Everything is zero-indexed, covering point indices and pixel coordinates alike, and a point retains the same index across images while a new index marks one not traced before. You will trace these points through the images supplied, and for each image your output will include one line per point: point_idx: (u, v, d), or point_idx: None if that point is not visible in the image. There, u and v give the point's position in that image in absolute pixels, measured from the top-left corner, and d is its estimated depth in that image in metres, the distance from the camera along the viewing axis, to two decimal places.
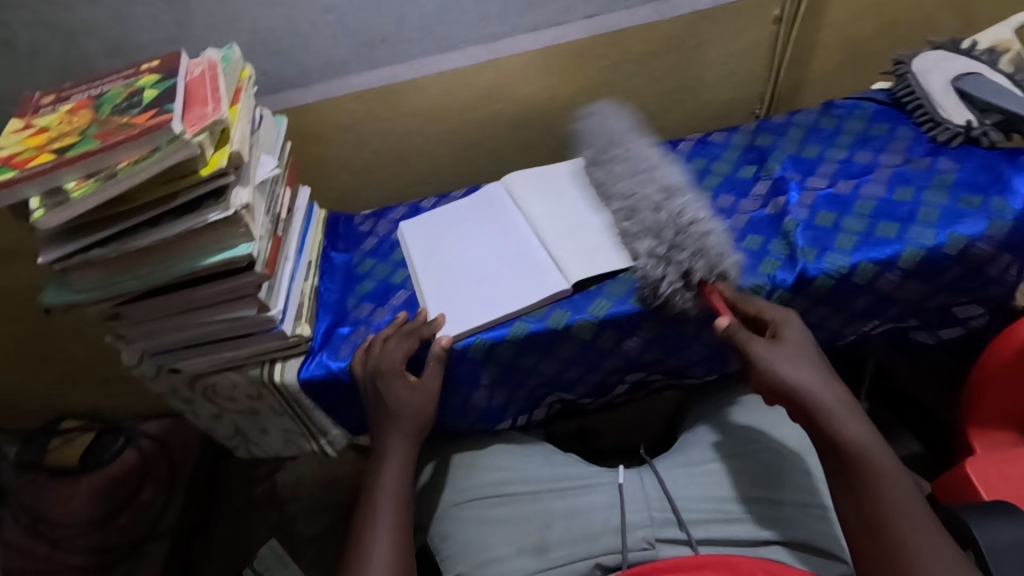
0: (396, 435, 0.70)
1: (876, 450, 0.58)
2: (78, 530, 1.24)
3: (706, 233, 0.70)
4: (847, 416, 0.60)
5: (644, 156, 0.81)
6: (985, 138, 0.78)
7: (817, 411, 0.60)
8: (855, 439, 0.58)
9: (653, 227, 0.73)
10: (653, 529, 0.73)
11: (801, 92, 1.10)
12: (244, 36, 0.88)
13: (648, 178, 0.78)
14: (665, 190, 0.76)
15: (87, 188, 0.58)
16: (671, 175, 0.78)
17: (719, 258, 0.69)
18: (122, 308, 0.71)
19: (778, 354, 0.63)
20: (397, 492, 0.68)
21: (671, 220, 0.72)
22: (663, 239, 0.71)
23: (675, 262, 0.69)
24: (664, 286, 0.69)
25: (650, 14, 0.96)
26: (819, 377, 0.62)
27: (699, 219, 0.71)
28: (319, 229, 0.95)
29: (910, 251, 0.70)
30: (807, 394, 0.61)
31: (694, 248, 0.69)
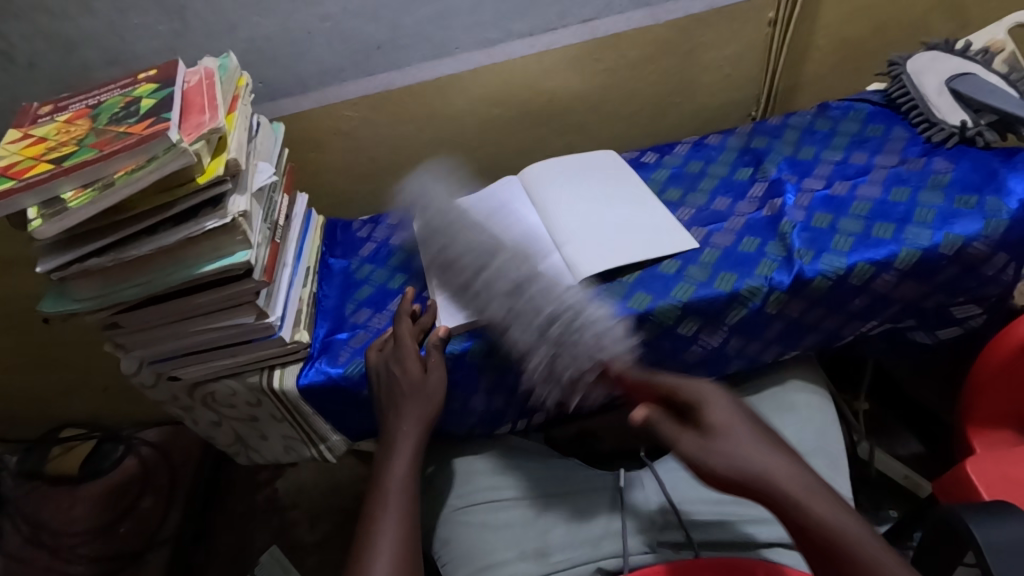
0: (405, 421, 0.70)
1: (850, 526, 0.50)
2: (79, 539, 1.23)
3: (577, 328, 0.68)
4: (808, 501, 0.51)
5: (473, 246, 0.77)
6: (980, 138, 0.78)
7: (778, 503, 0.52)
8: (826, 526, 0.50)
9: (528, 338, 0.70)
10: (654, 532, 0.73)
11: (797, 94, 1.10)
12: (241, 44, 0.89)
13: (490, 271, 0.74)
14: (515, 286, 0.71)
15: (83, 198, 0.58)
16: (503, 271, 0.73)
17: (596, 351, 0.67)
18: (121, 316, 0.71)
19: (715, 445, 0.54)
20: (407, 480, 0.67)
21: (537, 324, 0.69)
22: (546, 350, 0.69)
23: (562, 375, 0.68)
24: (571, 396, 0.72)
25: (645, 18, 0.97)
26: (765, 460, 0.53)
27: (561, 315, 0.68)
28: (318, 235, 0.95)
29: (907, 251, 0.71)
30: (760, 487, 0.52)
31: (563, 356, 0.68)
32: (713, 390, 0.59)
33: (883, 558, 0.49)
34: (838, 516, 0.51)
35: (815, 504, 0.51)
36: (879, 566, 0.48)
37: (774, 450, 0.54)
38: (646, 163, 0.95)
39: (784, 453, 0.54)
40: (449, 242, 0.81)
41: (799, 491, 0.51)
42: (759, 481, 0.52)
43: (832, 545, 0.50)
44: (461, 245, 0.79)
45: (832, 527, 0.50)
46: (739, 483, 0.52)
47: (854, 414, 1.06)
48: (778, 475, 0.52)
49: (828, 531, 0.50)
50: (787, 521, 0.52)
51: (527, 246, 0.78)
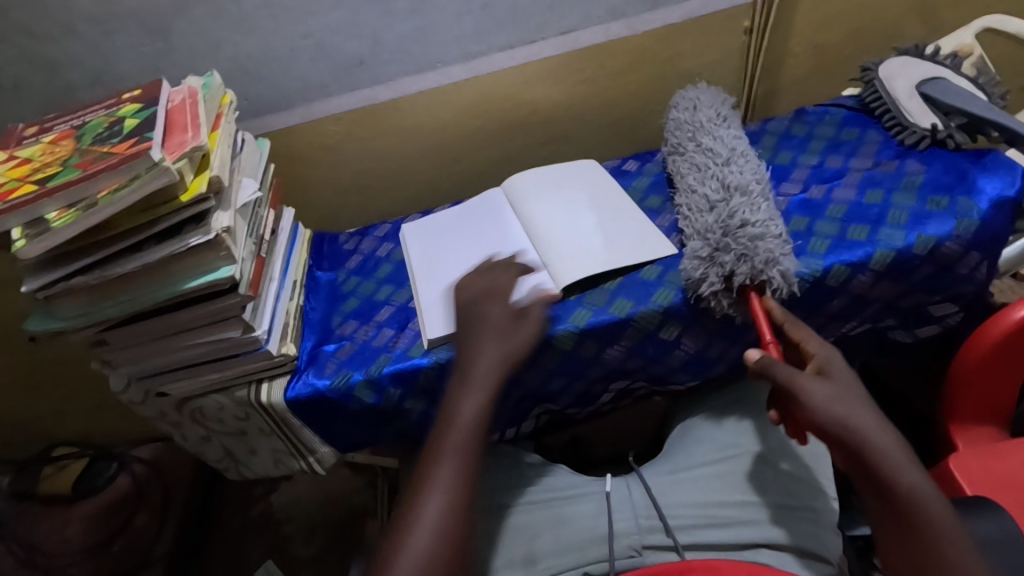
0: (494, 353, 0.67)
1: (931, 500, 0.58)
2: (74, 558, 1.22)
3: (763, 240, 0.70)
4: (901, 464, 0.59)
5: (710, 155, 0.82)
6: (950, 140, 0.79)
7: (871, 460, 0.59)
8: (910, 489, 0.58)
9: (706, 226, 0.74)
10: (640, 535, 0.73)
11: (775, 100, 1.12)
12: (225, 62, 0.90)
13: (715, 170, 0.80)
14: (731, 187, 0.76)
15: (67, 218, 0.59)
16: (738, 185, 0.76)
17: (767, 269, 0.69)
18: (107, 333, 0.72)
19: (836, 403, 0.60)
20: (477, 422, 0.64)
21: (730, 217, 0.73)
22: (709, 241, 0.72)
23: (719, 265, 0.70)
24: (703, 284, 0.71)
25: (623, 29, 0.98)
26: (878, 430, 0.60)
27: (758, 224, 0.71)
28: (304, 249, 0.96)
29: (881, 252, 0.72)
30: (859, 444, 0.59)
31: (740, 252, 0.69)
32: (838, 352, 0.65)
33: (947, 522, 0.58)
34: (919, 486, 0.58)
35: (904, 472, 0.58)
36: (945, 530, 0.58)
37: (876, 416, 0.61)
38: (627, 172, 0.97)
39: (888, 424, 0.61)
40: (696, 136, 0.86)
41: (897, 457, 0.59)
42: (862, 441, 0.59)
43: (912, 505, 0.58)
44: (702, 148, 0.84)
45: (916, 491, 0.58)
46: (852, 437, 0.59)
47: None
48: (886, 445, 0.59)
49: (913, 493, 0.58)
50: (877, 475, 0.59)
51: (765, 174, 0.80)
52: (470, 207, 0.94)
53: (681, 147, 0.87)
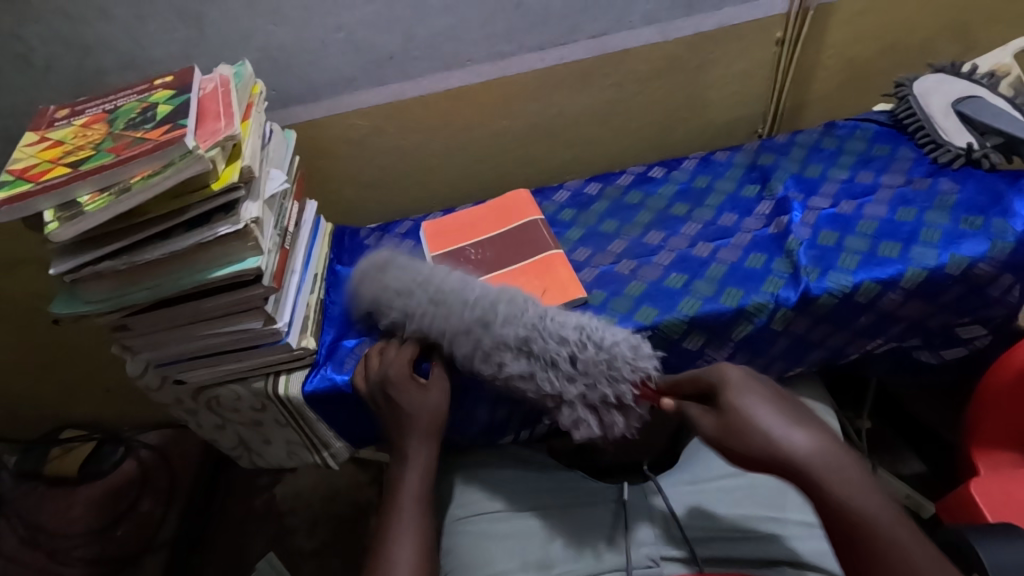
0: (415, 440, 0.70)
1: (878, 510, 0.53)
2: (76, 541, 1.22)
3: (608, 346, 0.64)
4: (840, 478, 0.54)
5: (460, 312, 0.69)
6: (985, 160, 0.79)
7: (802, 475, 0.54)
8: (843, 504, 0.53)
9: (559, 373, 0.65)
10: (658, 546, 0.72)
11: (804, 112, 1.12)
12: (255, 52, 0.90)
13: (486, 337, 0.67)
14: (524, 339, 0.66)
15: (100, 202, 0.59)
16: (509, 317, 0.68)
17: (636, 367, 0.64)
18: (130, 318, 0.71)
19: (738, 421, 0.57)
20: (421, 494, 0.68)
21: (557, 364, 0.65)
22: (581, 382, 0.64)
23: (604, 408, 0.64)
24: (611, 430, 0.64)
25: (654, 34, 0.97)
26: (798, 433, 0.56)
27: (578, 332, 0.66)
28: (326, 242, 0.95)
29: (913, 271, 0.71)
30: (785, 461, 0.55)
31: (607, 374, 0.64)
32: (737, 372, 0.61)
33: (900, 532, 0.52)
34: (857, 499, 0.53)
35: (835, 483, 0.53)
36: (900, 546, 0.51)
37: (803, 423, 0.57)
38: (653, 178, 0.96)
39: (810, 422, 0.58)
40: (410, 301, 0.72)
41: (820, 466, 0.54)
42: (791, 458, 0.55)
43: (860, 527, 0.52)
44: (434, 322, 0.71)
45: (850, 505, 0.53)
46: (764, 455, 0.56)
47: (856, 433, 1.05)
48: (809, 450, 0.55)
49: (848, 512, 0.53)
50: (812, 494, 0.54)
51: (503, 291, 0.71)
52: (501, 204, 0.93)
53: (422, 319, 0.72)
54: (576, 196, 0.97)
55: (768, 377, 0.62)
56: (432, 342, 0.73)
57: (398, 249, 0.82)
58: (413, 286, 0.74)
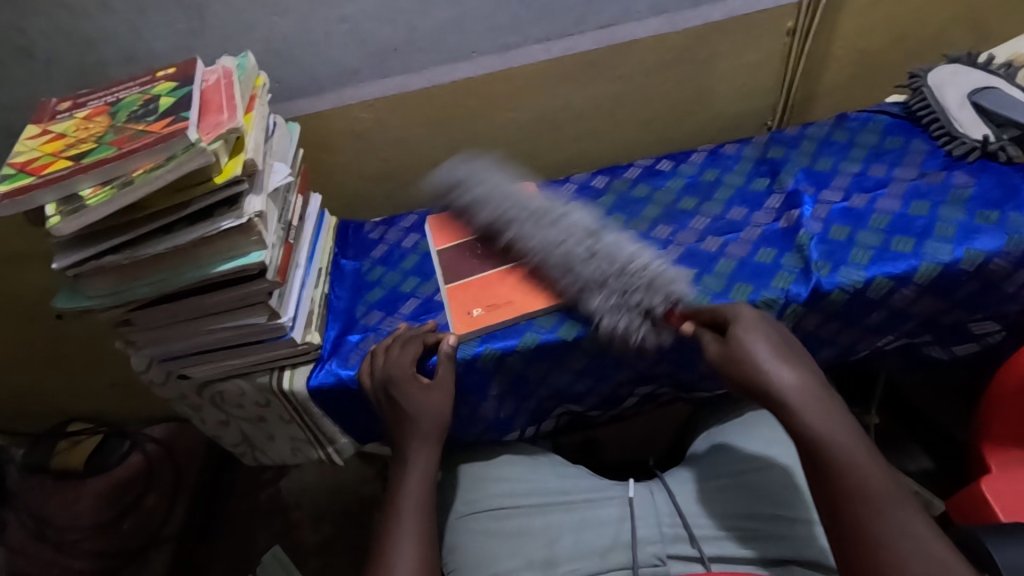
0: (416, 440, 0.70)
1: (846, 440, 0.57)
2: (82, 534, 1.23)
3: (658, 267, 0.69)
4: (817, 409, 0.59)
5: (556, 225, 0.75)
6: (1002, 153, 0.77)
7: (780, 404, 0.59)
8: (818, 434, 0.57)
9: (599, 277, 0.70)
10: (664, 545, 0.71)
11: (814, 104, 1.10)
12: (258, 44, 0.89)
13: (596, 240, 0.73)
14: (591, 232, 0.74)
15: (102, 196, 0.58)
16: (580, 221, 0.76)
17: (671, 288, 0.68)
18: (133, 313, 0.71)
19: (736, 347, 0.62)
20: (423, 496, 0.68)
21: (611, 259, 0.71)
22: (613, 288, 0.69)
23: (634, 308, 0.68)
24: (632, 333, 0.68)
25: (662, 25, 0.96)
26: (786, 369, 0.60)
27: (637, 258, 0.70)
28: (330, 236, 0.94)
29: (926, 266, 0.70)
30: (769, 391, 0.60)
31: (646, 285, 0.68)
32: (751, 312, 0.65)
33: (867, 464, 0.55)
34: (830, 428, 0.57)
35: (812, 414, 0.58)
36: (863, 473, 0.55)
37: (789, 359, 0.61)
38: (661, 172, 0.95)
39: (801, 361, 0.62)
40: (496, 187, 0.82)
41: (802, 399, 0.59)
42: (776, 387, 0.60)
43: (826, 451, 0.56)
44: (512, 212, 0.79)
45: (824, 433, 0.57)
46: (751, 380, 0.61)
47: (864, 429, 1.04)
48: (792, 384, 0.59)
49: (820, 438, 0.57)
50: (786, 421, 0.59)
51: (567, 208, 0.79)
52: None
53: (501, 216, 0.79)
54: (583, 189, 0.95)
55: (784, 327, 0.66)
56: (495, 229, 0.81)
57: (485, 162, 0.90)
58: (494, 190, 0.82)
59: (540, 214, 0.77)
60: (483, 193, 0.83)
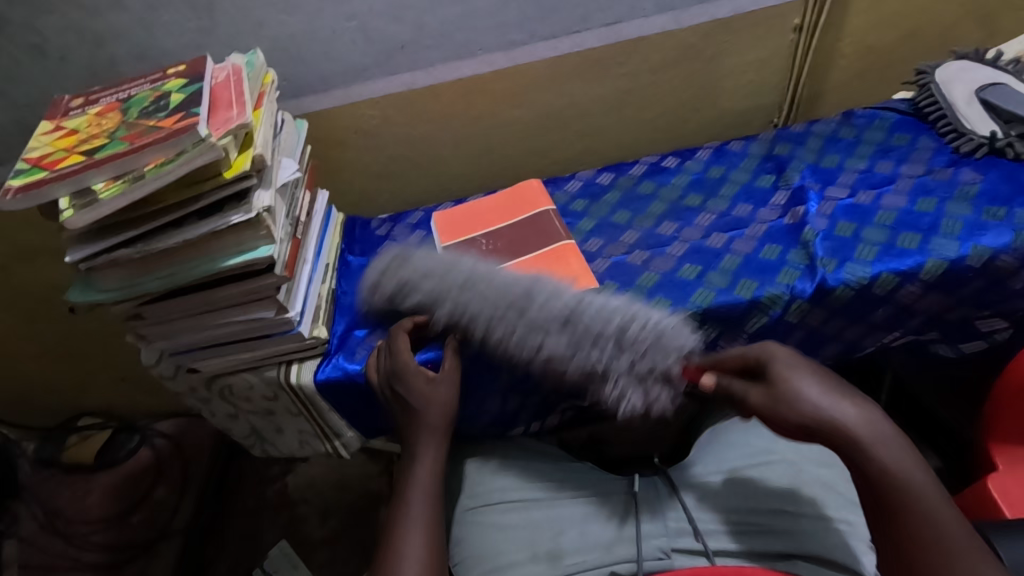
0: (425, 434, 0.70)
1: (914, 479, 0.56)
2: (92, 527, 1.24)
3: (653, 327, 0.66)
4: (887, 448, 0.57)
5: (496, 295, 0.69)
6: (1009, 149, 0.77)
7: (849, 443, 0.57)
8: (889, 472, 0.56)
9: (599, 361, 0.66)
10: (669, 538, 0.72)
11: (820, 101, 1.10)
12: (267, 42, 0.90)
13: (522, 321, 0.68)
14: (564, 314, 0.67)
15: (114, 189, 0.59)
16: (542, 302, 0.68)
17: (677, 343, 0.66)
18: (144, 307, 0.72)
19: (786, 392, 0.59)
20: (430, 491, 0.68)
21: (597, 337, 0.66)
22: (623, 359, 0.65)
23: (649, 378, 0.65)
24: (653, 405, 0.65)
25: (668, 23, 0.96)
26: (847, 404, 0.58)
27: (630, 319, 0.67)
28: (337, 233, 0.95)
29: (933, 262, 0.69)
30: (836, 431, 0.57)
31: (648, 348, 0.65)
32: (785, 351, 0.63)
33: (933, 501, 0.55)
34: (901, 463, 0.56)
35: (887, 451, 0.56)
36: (932, 514, 0.54)
37: (846, 394, 0.59)
38: (666, 168, 0.95)
39: (853, 394, 0.60)
40: (458, 289, 0.71)
41: (874, 438, 0.57)
42: (845, 427, 0.57)
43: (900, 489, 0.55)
44: (472, 299, 0.70)
45: (891, 470, 0.56)
46: (812, 424, 0.58)
47: None
48: (857, 420, 0.57)
49: (891, 476, 0.56)
50: (855, 460, 0.57)
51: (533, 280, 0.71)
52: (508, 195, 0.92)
53: (461, 315, 0.71)
54: (588, 186, 0.96)
55: (816, 356, 0.65)
56: (458, 325, 0.72)
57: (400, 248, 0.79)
58: (446, 288, 0.72)
59: (508, 312, 0.68)
60: (424, 268, 0.74)
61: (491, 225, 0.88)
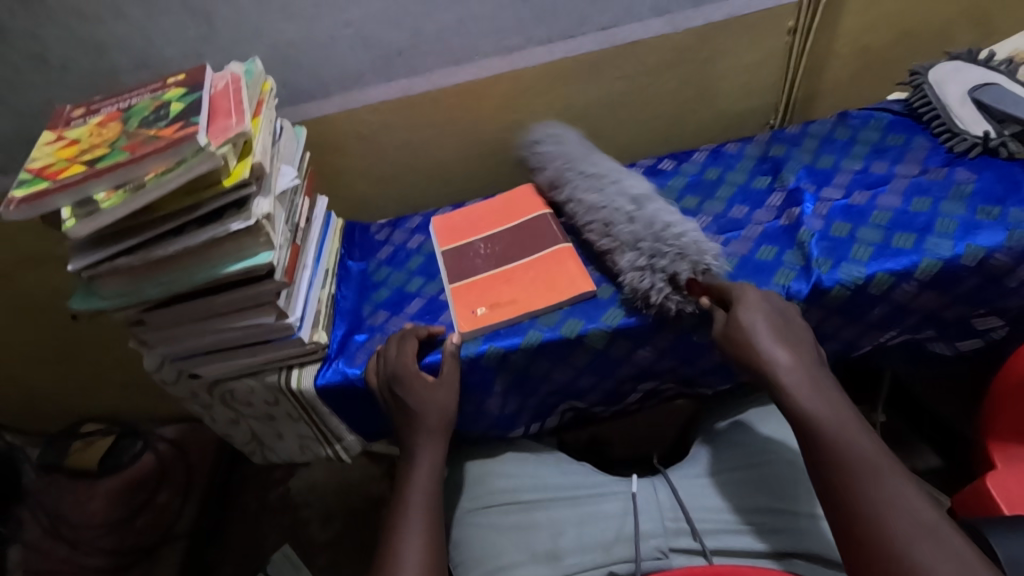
0: (423, 436, 0.71)
1: (838, 418, 0.58)
2: (96, 532, 1.25)
3: (688, 238, 0.70)
4: (810, 385, 0.60)
5: (602, 186, 0.80)
6: (1003, 148, 0.77)
7: (776, 384, 0.61)
8: (807, 409, 0.59)
9: (632, 236, 0.73)
10: (666, 539, 0.72)
11: (816, 102, 1.10)
12: (266, 50, 0.90)
13: (623, 211, 0.75)
14: (636, 198, 0.77)
15: (115, 199, 0.60)
16: (631, 182, 0.80)
17: (701, 258, 0.69)
18: (147, 314, 0.73)
19: (736, 332, 0.64)
20: (428, 495, 0.69)
21: (650, 223, 0.73)
22: (643, 248, 0.71)
23: (658, 270, 0.69)
24: (653, 293, 0.69)
25: (664, 26, 0.97)
26: (782, 348, 0.62)
27: (676, 225, 0.72)
28: (337, 238, 0.96)
29: (927, 262, 0.70)
30: (761, 368, 0.62)
31: (675, 252, 0.69)
32: (756, 292, 0.66)
33: (859, 439, 0.57)
34: (823, 407, 0.59)
35: (808, 394, 0.60)
36: (857, 445, 0.56)
37: (784, 340, 0.63)
38: (663, 171, 0.96)
39: (798, 340, 0.64)
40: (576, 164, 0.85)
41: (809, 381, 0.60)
42: (775, 368, 0.62)
43: (818, 424, 0.58)
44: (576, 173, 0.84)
45: (813, 411, 0.59)
46: (748, 362, 0.63)
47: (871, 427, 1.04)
48: (786, 363, 0.62)
49: (813, 417, 0.59)
50: (779, 397, 0.61)
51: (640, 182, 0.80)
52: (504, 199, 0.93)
53: (560, 177, 0.85)
54: None
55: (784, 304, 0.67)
56: (555, 186, 0.86)
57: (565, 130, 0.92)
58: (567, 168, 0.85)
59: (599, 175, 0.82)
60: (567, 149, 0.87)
61: (489, 229, 0.88)
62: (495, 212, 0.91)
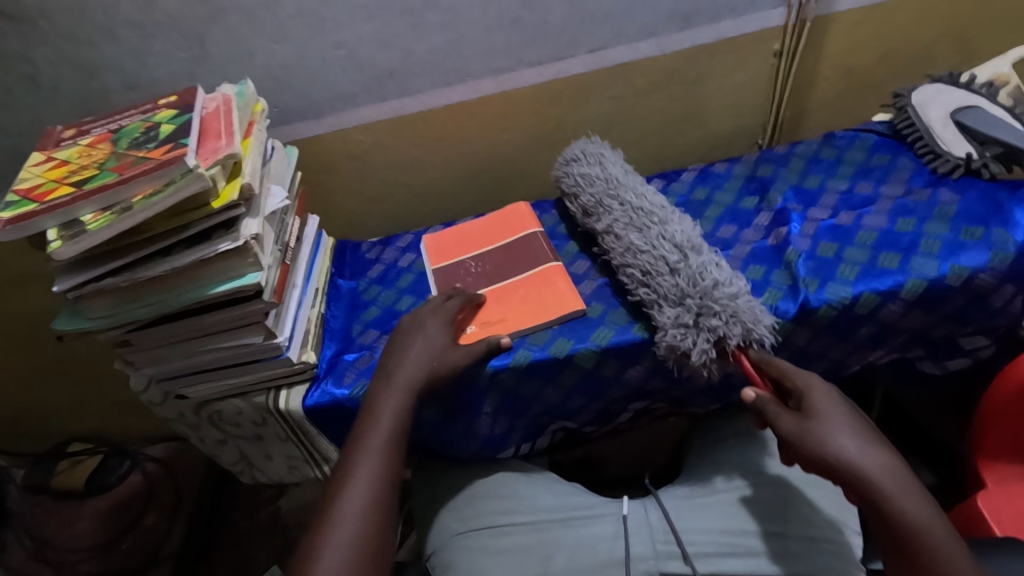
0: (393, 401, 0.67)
1: (933, 529, 0.55)
2: (82, 555, 1.22)
3: (740, 300, 0.68)
4: (903, 491, 0.57)
5: (657, 229, 0.76)
6: (985, 170, 0.78)
7: (869, 488, 0.57)
8: (914, 521, 0.55)
9: (676, 292, 0.70)
10: (657, 561, 0.72)
11: (803, 122, 1.12)
12: (258, 70, 0.91)
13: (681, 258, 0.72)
14: (685, 246, 0.73)
15: (102, 220, 0.60)
16: (678, 233, 0.75)
17: (751, 325, 0.67)
18: (133, 334, 0.72)
19: (820, 430, 0.59)
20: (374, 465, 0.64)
21: (698, 276, 0.70)
22: (689, 306, 0.68)
23: (704, 330, 0.67)
24: (695, 353, 0.67)
25: (652, 48, 0.98)
26: (871, 449, 0.59)
27: (726, 282, 0.69)
28: (327, 257, 0.96)
29: (913, 282, 0.70)
30: (855, 473, 0.57)
31: (728, 314, 0.67)
32: (822, 383, 0.63)
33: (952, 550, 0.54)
34: (919, 512, 0.56)
35: (906, 500, 0.56)
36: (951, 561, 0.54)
37: (870, 440, 0.59)
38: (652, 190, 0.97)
39: (874, 438, 0.60)
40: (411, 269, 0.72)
41: (889, 484, 0.57)
42: (865, 471, 0.57)
43: (920, 538, 0.55)
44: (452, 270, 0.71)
45: (916, 520, 0.55)
46: (837, 469, 0.58)
47: None
48: (878, 467, 0.58)
49: (918, 526, 0.55)
50: (879, 509, 0.57)
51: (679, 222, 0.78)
52: (493, 219, 0.93)
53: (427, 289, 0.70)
54: None
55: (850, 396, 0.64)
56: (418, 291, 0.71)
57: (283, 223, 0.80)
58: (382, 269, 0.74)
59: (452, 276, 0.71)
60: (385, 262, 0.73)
61: (478, 249, 0.89)
62: (484, 232, 0.91)
